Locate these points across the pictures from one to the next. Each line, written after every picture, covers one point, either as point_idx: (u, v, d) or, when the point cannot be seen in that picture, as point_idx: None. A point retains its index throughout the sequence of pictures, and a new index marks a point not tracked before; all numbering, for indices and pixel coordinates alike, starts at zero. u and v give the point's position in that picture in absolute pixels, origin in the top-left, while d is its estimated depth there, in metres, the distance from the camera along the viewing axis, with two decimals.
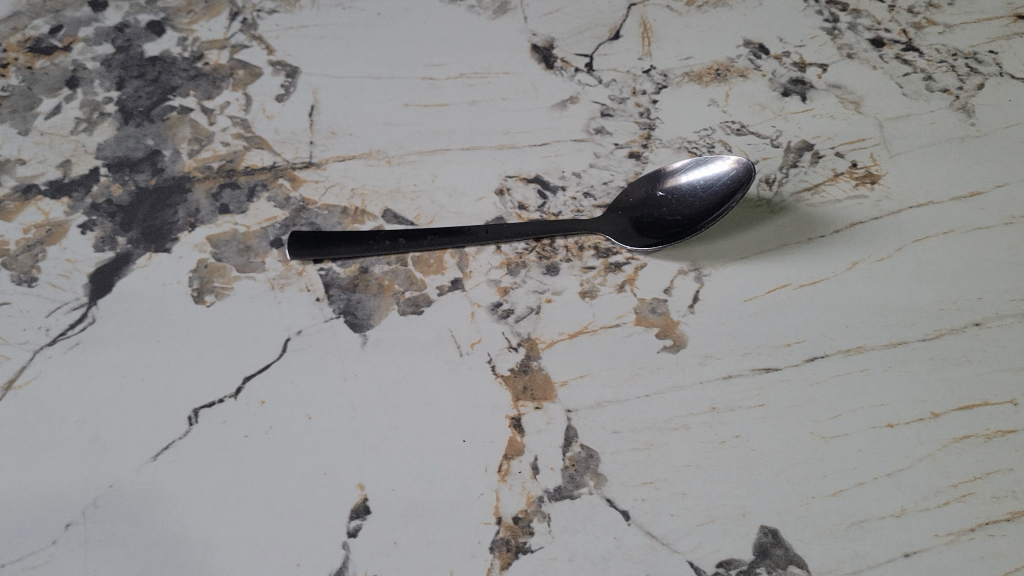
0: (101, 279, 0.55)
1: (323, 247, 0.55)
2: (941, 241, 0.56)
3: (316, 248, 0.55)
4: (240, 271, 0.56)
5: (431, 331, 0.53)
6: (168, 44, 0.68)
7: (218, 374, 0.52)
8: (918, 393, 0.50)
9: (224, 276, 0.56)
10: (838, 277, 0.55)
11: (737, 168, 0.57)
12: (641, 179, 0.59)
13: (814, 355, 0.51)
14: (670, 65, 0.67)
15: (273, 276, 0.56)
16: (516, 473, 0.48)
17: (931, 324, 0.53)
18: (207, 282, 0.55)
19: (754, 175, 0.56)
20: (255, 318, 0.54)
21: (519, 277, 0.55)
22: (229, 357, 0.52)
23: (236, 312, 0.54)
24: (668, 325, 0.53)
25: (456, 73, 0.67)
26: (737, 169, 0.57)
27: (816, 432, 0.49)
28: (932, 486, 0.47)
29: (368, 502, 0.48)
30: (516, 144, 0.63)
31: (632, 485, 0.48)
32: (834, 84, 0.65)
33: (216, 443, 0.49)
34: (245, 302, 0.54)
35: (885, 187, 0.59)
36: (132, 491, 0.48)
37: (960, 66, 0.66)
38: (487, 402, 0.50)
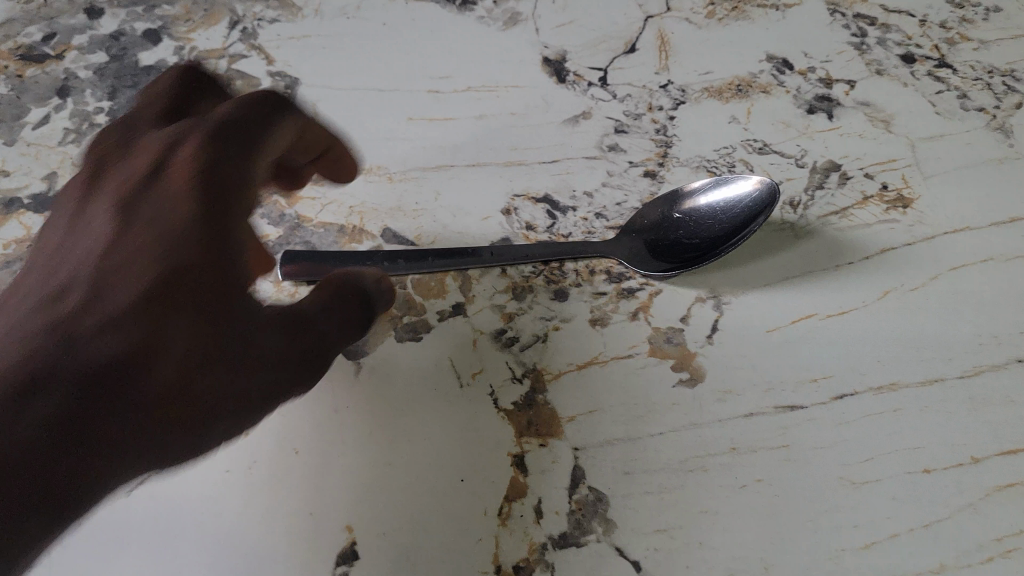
0: (283, 100, 0.45)
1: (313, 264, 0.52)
2: (979, 270, 0.52)
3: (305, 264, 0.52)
4: (327, 143, 0.49)
5: (429, 360, 0.49)
6: (164, 54, 0.66)
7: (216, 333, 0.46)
8: (958, 436, 0.46)
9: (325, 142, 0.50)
10: (869, 308, 0.51)
11: (760, 189, 0.54)
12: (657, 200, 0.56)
13: (842, 393, 0.47)
14: (689, 80, 0.63)
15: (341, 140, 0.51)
16: (518, 517, 0.44)
17: (970, 360, 0.49)
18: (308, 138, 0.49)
19: (779, 196, 0.53)
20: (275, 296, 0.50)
21: (525, 302, 0.52)
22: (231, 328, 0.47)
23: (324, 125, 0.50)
24: (685, 356, 0.49)
25: (464, 86, 0.64)
26: (760, 190, 0.54)
27: (845, 477, 0.45)
28: (973, 540, 0.43)
29: (357, 546, 0.44)
30: (524, 161, 0.60)
31: (643, 533, 0.44)
32: (863, 101, 0.62)
33: (195, 477, 0.46)
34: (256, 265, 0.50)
35: (918, 211, 0.55)
36: (104, 529, 0.45)
37: (996, 84, 0.62)
38: (488, 438, 0.47)
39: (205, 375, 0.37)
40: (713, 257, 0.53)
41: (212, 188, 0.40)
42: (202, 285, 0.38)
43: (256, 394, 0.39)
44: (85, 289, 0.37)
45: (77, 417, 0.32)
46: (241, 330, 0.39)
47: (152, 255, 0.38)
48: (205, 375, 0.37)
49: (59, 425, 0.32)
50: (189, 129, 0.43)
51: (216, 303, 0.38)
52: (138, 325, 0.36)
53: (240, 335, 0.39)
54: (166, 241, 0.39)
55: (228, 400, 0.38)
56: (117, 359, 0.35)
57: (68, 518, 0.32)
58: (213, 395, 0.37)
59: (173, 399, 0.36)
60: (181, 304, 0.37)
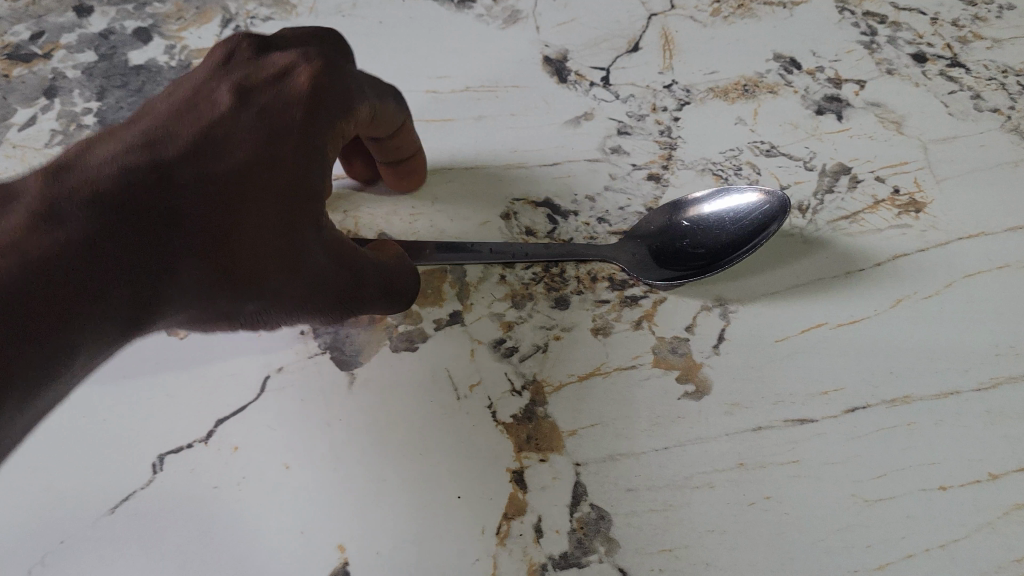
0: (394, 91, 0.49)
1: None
2: (995, 277, 0.51)
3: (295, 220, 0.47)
4: (411, 152, 0.52)
5: (425, 371, 0.48)
6: (154, 52, 0.64)
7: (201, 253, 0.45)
8: (974, 451, 0.44)
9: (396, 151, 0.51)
10: (881, 317, 0.49)
11: (770, 200, 0.52)
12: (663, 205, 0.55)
13: (854, 406, 0.46)
14: (694, 80, 0.62)
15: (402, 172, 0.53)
16: (517, 537, 0.43)
17: (986, 372, 0.47)
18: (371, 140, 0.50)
19: (789, 208, 0.51)
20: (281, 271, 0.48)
21: (525, 310, 0.50)
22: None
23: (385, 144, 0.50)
24: (690, 367, 0.47)
25: (462, 86, 0.62)
26: (770, 200, 0.52)
27: (858, 495, 0.43)
28: (993, 560, 0.41)
29: (349, 566, 0.42)
30: (524, 164, 0.58)
31: (648, 553, 0.42)
32: (873, 101, 0.60)
33: (182, 494, 0.44)
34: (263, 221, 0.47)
35: (931, 216, 0.54)
36: (85, 548, 0.43)
37: (1010, 84, 0.61)
38: (486, 453, 0.45)
39: (259, 263, 0.39)
40: (719, 267, 0.50)
41: (314, 106, 0.43)
42: (287, 185, 0.40)
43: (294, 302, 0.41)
44: (187, 143, 0.39)
45: (135, 260, 0.35)
46: (312, 235, 0.40)
47: (254, 141, 0.41)
48: (261, 263, 0.39)
49: (118, 261, 0.35)
50: (304, 56, 0.45)
51: (296, 204, 0.40)
52: (227, 192, 0.38)
53: (305, 247, 0.40)
54: (268, 133, 0.41)
55: (263, 294, 0.40)
56: (196, 217, 0.37)
57: (93, 337, 0.34)
58: (259, 284, 0.39)
59: (224, 269, 0.38)
60: (270, 191, 0.40)
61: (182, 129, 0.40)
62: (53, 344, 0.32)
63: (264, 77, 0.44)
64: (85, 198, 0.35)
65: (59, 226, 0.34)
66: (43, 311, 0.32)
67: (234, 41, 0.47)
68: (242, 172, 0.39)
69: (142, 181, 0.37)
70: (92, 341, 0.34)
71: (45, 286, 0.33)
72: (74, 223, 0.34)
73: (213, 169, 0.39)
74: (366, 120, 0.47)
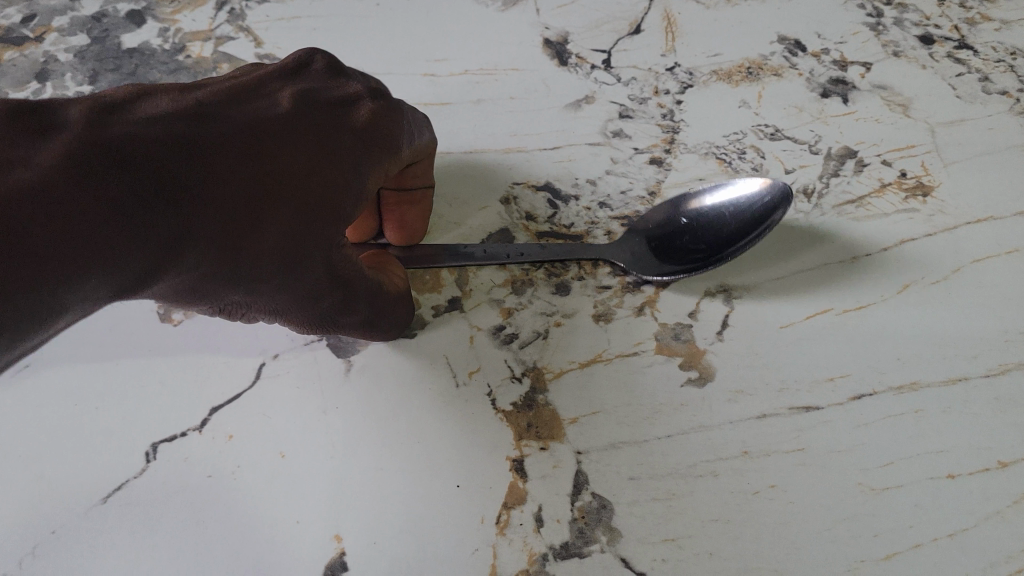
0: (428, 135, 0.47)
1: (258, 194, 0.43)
2: (1004, 262, 0.50)
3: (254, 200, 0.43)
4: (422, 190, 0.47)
5: (424, 358, 0.47)
6: (148, 36, 0.63)
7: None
8: (983, 439, 0.43)
9: (407, 182, 0.46)
10: (888, 302, 0.48)
11: (770, 190, 0.50)
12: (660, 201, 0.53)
13: (860, 393, 0.45)
14: (696, 62, 0.61)
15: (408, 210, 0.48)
16: (517, 526, 0.42)
17: (996, 358, 0.46)
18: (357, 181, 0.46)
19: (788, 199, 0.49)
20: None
21: (525, 297, 0.49)
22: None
23: (403, 171, 0.46)
24: (694, 354, 0.47)
25: (460, 69, 0.61)
26: (770, 190, 0.50)
27: (864, 483, 0.42)
28: (1003, 550, 0.40)
29: (346, 557, 0.41)
30: (524, 148, 0.57)
31: (650, 543, 0.41)
32: (879, 84, 0.59)
33: (175, 483, 0.43)
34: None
35: (938, 200, 0.53)
36: (76, 538, 0.42)
37: (1019, 66, 0.60)
38: (486, 441, 0.44)
39: (265, 266, 0.36)
40: (721, 260, 0.49)
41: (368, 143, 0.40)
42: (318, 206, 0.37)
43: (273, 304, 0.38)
44: (244, 131, 0.35)
45: (161, 232, 0.31)
46: (320, 255, 0.38)
47: (311, 155, 0.37)
48: (267, 267, 0.36)
49: (147, 232, 0.31)
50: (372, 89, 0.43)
51: (322, 227, 0.37)
52: (271, 196, 0.35)
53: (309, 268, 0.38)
54: (322, 150, 0.38)
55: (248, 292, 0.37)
56: (235, 210, 0.34)
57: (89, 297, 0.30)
58: (251, 286, 0.36)
59: (236, 266, 0.35)
60: (305, 203, 0.36)
61: (230, 107, 0.37)
62: (56, 298, 0.28)
63: (327, 96, 0.41)
64: (130, 152, 0.31)
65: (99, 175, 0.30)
66: (53, 265, 0.28)
67: (305, 50, 0.44)
68: (288, 180, 0.36)
69: (183, 149, 0.33)
70: (88, 301, 0.30)
71: (73, 238, 0.29)
72: (113, 175, 0.30)
73: (257, 160, 0.35)
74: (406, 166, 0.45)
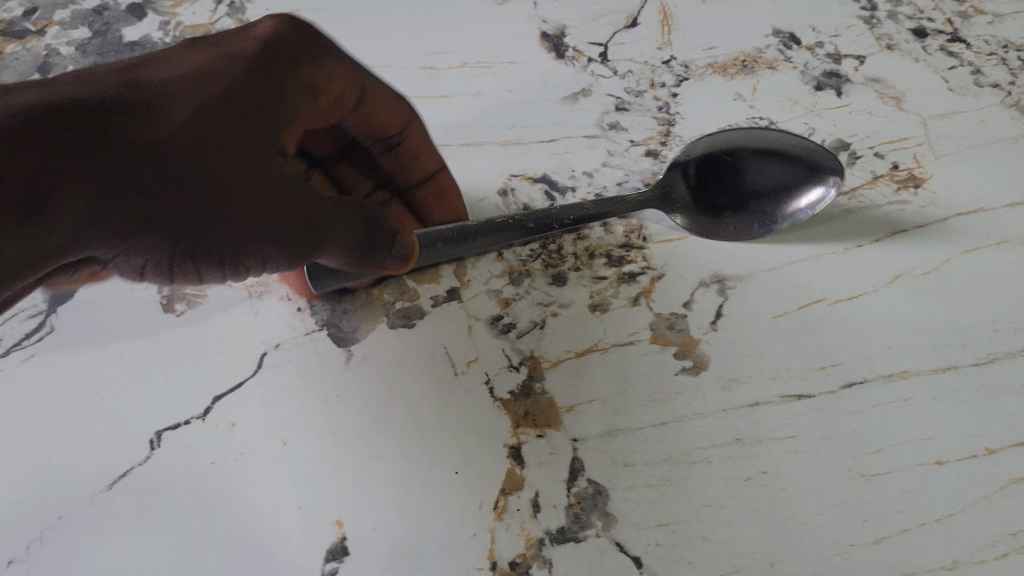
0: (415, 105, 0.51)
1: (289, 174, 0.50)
2: (994, 253, 0.50)
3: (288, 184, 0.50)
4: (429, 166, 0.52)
5: (423, 348, 0.48)
6: (149, 28, 0.64)
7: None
8: (972, 426, 0.44)
9: (414, 165, 0.52)
10: (880, 293, 0.49)
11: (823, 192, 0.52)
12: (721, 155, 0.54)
13: (851, 381, 0.46)
14: (692, 56, 0.61)
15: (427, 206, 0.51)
16: (514, 512, 0.43)
17: (984, 347, 0.47)
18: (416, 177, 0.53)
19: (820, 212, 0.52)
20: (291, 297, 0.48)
21: (522, 287, 0.50)
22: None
23: (405, 153, 0.52)
24: (688, 343, 0.47)
25: (459, 62, 0.62)
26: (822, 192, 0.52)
27: (855, 470, 0.43)
28: (989, 535, 0.41)
29: (347, 542, 0.42)
30: (522, 141, 0.58)
31: (645, 528, 0.42)
32: (873, 77, 0.59)
33: (179, 470, 0.44)
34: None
35: (930, 191, 0.53)
36: (82, 524, 0.43)
37: (1011, 59, 0.60)
38: (484, 429, 0.45)
39: (201, 199, 0.35)
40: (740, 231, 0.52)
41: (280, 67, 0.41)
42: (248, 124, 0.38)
43: (240, 251, 0.37)
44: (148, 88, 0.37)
45: (71, 173, 0.33)
46: (267, 172, 0.37)
47: (222, 94, 0.38)
48: (204, 200, 0.36)
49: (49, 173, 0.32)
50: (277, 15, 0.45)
51: (246, 153, 0.37)
52: (180, 132, 0.36)
53: (256, 198, 0.37)
54: (236, 89, 0.39)
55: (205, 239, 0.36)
56: (140, 148, 0.34)
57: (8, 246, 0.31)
58: (202, 225, 0.36)
59: (167, 204, 0.35)
60: (215, 133, 0.37)
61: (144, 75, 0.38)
62: None
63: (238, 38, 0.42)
64: (45, 100, 0.34)
65: (14, 119, 0.32)
66: None
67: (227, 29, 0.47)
68: (212, 104, 0.37)
69: (90, 105, 0.34)
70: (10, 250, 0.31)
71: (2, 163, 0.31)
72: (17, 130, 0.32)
73: (166, 107, 0.36)
74: (354, 94, 0.46)
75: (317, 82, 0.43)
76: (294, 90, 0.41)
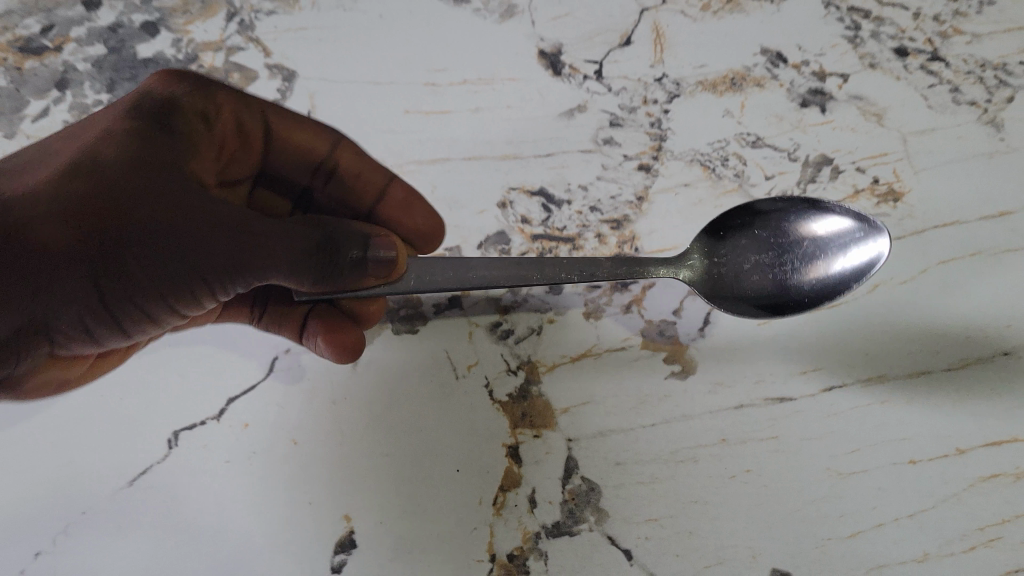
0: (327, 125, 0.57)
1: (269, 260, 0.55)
2: (968, 263, 0.53)
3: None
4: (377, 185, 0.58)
5: (425, 353, 0.50)
6: (162, 45, 0.67)
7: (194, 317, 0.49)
8: (943, 428, 0.47)
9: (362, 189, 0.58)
10: (860, 300, 0.50)
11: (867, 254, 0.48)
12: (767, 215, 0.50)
13: (831, 385, 0.48)
14: (683, 73, 0.63)
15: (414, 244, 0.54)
16: (513, 507, 0.45)
17: (958, 354, 0.49)
18: (370, 198, 0.59)
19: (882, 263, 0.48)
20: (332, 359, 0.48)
21: (519, 295, 0.51)
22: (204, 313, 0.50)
23: (341, 178, 0.58)
24: (678, 349, 0.49)
25: (460, 79, 0.64)
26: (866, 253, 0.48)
27: (832, 468, 0.46)
28: (957, 530, 0.45)
29: (355, 535, 0.45)
30: (520, 155, 0.61)
31: (635, 522, 0.45)
32: (856, 95, 0.61)
33: (195, 468, 0.47)
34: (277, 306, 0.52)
35: (908, 205, 0.57)
36: (105, 519, 0.46)
37: (987, 79, 0.62)
38: (484, 430, 0.47)
39: (110, 231, 0.38)
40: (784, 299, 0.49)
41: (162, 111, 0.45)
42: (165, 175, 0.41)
43: (170, 275, 0.40)
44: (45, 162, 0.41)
45: None
46: (172, 196, 0.40)
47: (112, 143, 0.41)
48: (111, 230, 0.38)
49: None
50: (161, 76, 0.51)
51: (144, 183, 0.40)
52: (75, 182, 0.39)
53: (165, 218, 0.39)
54: (126, 137, 0.42)
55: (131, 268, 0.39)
56: (43, 206, 0.37)
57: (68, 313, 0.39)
58: (121, 254, 0.38)
59: (78, 245, 0.37)
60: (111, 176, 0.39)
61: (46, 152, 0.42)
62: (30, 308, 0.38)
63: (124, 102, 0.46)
64: None
65: None
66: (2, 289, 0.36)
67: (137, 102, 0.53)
68: (103, 153, 0.41)
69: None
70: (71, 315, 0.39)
71: None
72: None
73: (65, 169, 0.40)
74: (256, 123, 0.52)
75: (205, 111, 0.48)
76: (190, 122, 0.46)
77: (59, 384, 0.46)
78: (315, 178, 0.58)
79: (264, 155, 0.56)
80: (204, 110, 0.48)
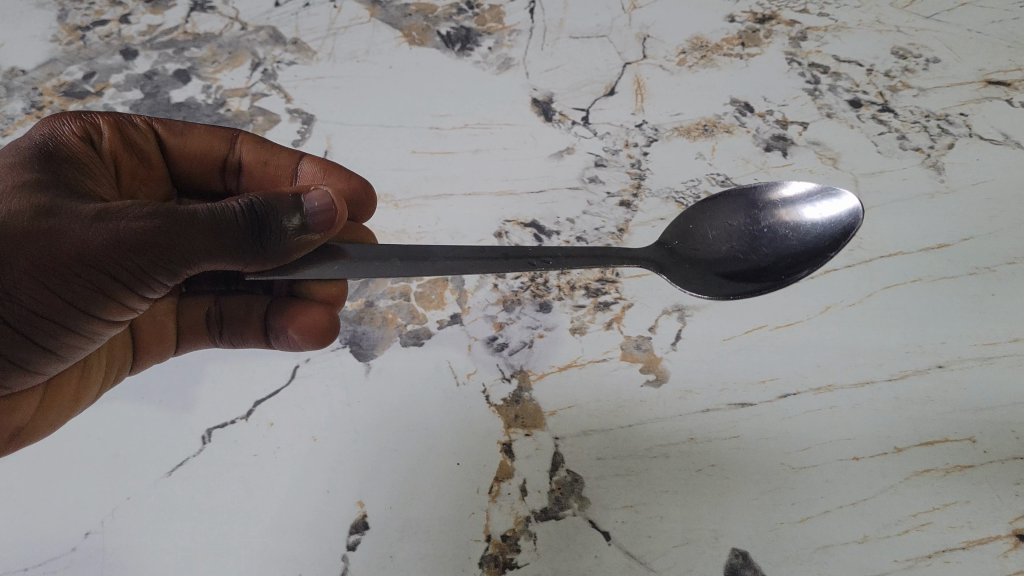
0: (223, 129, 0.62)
1: (223, 280, 0.62)
2: (909, 289, 0.60)
3: (228, 303, 0.62)
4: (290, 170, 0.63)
5: (431, 362, 0.57)
6: (193, 91, 0.74)
7: (153, 352, 0.57)
8: (884, 429, 0.53)
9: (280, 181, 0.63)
10: (812, 320, 0.58)
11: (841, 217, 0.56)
12: (743, 206, 0.60)
13: (786, 392, 0.55)
14: (661, 120, 0.71)
15: (351, 231, 0.59)
16: (506, 495, 0.52)
17: (897, 366, 0.56)
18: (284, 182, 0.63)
19: (862, 215, 0.55)
20: (311, 345, 0.55)
21: (514, 313, 0.59)
22: (161, 348, 0.58)
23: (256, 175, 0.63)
24: (652, 360, 0.57)
25: (461, 123, 0.72)
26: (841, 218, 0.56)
27: (786, 463, 0.52)
28: (895, 516, 0.50)
29: (367, 518, 0.51)
30: (514, 191, 0.68)
31: (613, 508, 0.51)
32: (814, 141, 0.69)
33: (226, 460, 0.53)
34: (233, 323, 0.59)
35: (858, 237, 0.63)
36: (145, 504, 0.52)
37: (931, 128, 0.69)
38: (481, 428, 0.54)
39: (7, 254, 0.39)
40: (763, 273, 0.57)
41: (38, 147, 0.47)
42: (55, 192, 0.42)
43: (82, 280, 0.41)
44: None
45: None
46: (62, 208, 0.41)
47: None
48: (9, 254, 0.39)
49: None
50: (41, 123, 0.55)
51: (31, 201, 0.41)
52: None
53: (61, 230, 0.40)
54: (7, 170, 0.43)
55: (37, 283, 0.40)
56: None
57: None
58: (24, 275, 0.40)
59: None
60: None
61: None
62: None
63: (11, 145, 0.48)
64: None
65: None
66: None
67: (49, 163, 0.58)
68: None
69: None
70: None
71: None
72: None
73: None
74: (141, 138, 0.58)
75: (84, 136, 0.53)
76: (72, 145, 0.51)
77: (15, 433, 0.49)
78: (227, 178, 0.64)
79: (171, 168, 0.62)
80: (87, 133, 0.53)
